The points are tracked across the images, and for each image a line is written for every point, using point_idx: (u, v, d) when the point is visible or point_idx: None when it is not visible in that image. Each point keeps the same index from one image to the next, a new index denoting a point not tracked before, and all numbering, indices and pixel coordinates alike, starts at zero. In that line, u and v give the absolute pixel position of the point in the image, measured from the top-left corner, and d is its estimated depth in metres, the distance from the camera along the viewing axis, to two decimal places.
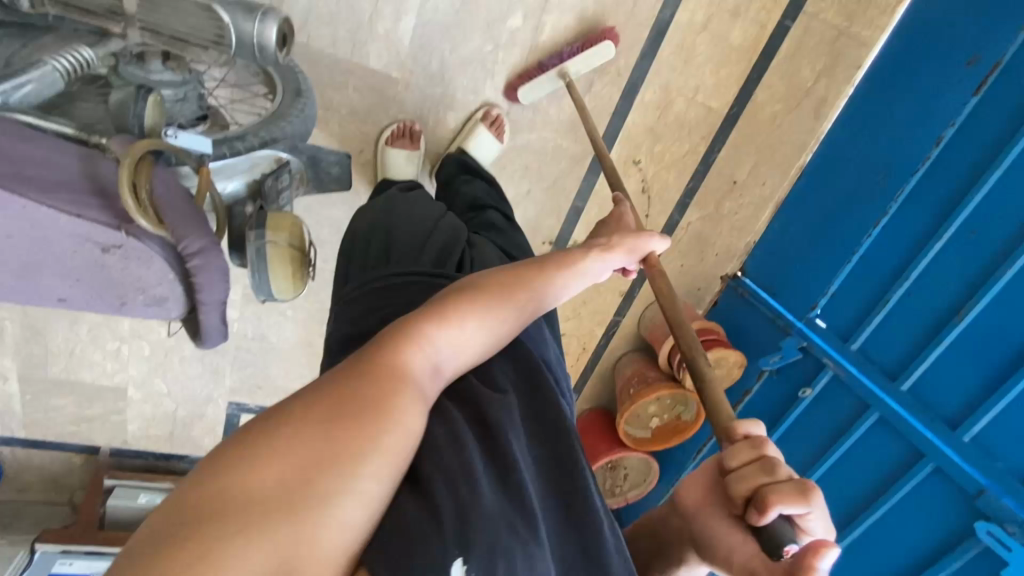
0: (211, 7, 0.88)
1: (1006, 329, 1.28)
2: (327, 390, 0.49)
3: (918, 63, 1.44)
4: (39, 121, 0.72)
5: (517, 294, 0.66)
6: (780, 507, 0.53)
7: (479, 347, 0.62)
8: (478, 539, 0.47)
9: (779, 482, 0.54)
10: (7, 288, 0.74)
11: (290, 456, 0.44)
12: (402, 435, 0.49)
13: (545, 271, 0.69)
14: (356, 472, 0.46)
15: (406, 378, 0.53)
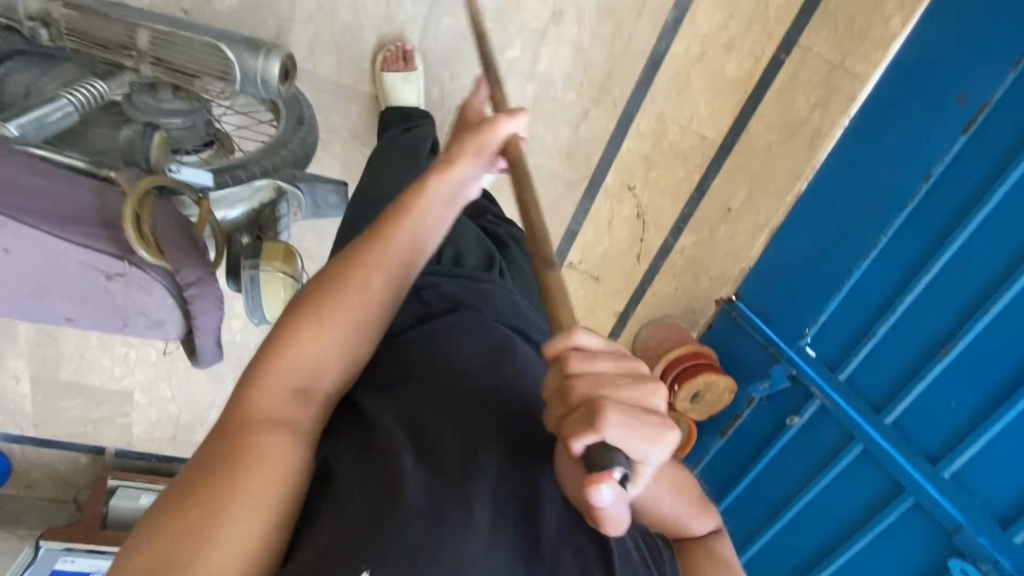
0: (217, 45, 0.95)
1: (990, 367, 1.30)
2: (198, 455, 0.51)
3: (910, 100, 1.46)
4: (52, 156, 0.77)
5: (353, 286, 0.59)
6: (578, 439, 0.44)
7: (331, 355, 0.58)
8: (390, 546, 0.48)
9: (576, 414, 0.45)
10: (20, 308, 0.79)
11: (162, 532, 0.46)
12: (272, 467, 0.50)
13: (391, 245, 0.61)
14: (227, 520, 0.47)
15: (264, 419, 0.52)
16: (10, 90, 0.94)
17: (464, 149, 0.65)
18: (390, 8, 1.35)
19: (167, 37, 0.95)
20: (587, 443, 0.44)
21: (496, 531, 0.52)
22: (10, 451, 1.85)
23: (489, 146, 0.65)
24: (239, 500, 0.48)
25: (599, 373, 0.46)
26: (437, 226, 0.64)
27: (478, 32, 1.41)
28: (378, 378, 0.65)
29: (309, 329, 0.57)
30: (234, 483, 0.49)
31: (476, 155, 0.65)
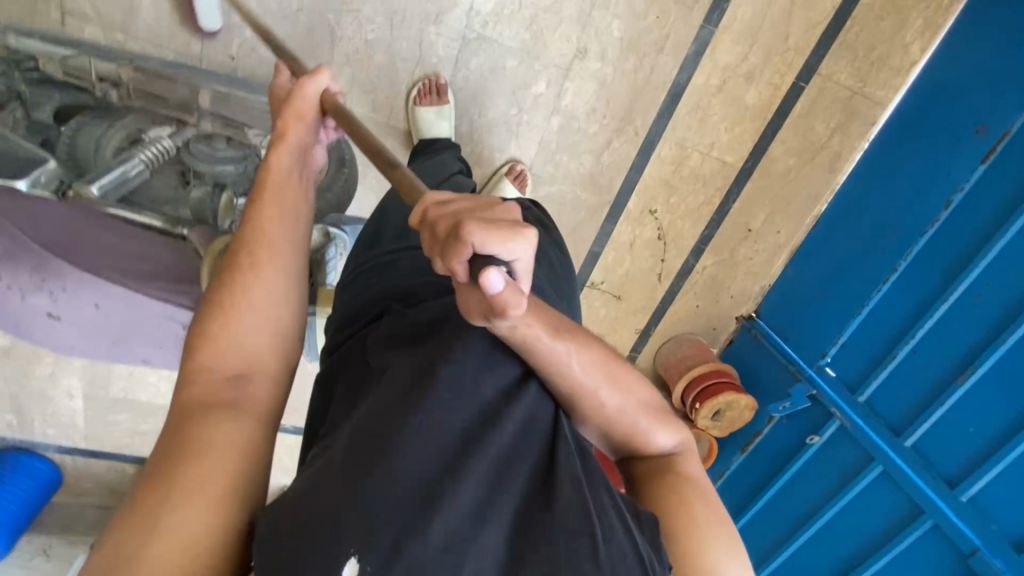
0: (273, 104, 1.09)
1: (1008, 398, 1.32)
2: (154, 456, 0.57)
3: (929, 125, 1.48)
4: (134, 216, 0.87)
5: (260, 266, 0.69)
6: (459, 258, 0.49)
7: (260, 331, 0.66)
8: (378, 528, 0.51)
9: (449, 248, 0.49)
10: (105, 351, 0.87)
11: (117, 527, 0.51)
12: (218, 450, 0.56)
13: (265, 224, 0.71)
14: (168, 501, 0.52)
15: (218, 407, 0.60)
16: (80, 147, 0.99)
17: (287, 120, 0.75)
18: (423, 49, 1.42)
19: (225, 96, 1.09)
20: (466, 258, 0.49)
21: (478, 518, 0.54)
22: (64, 461, 1.96)
23: (306, 110, 0.75)
24: (197, 481, 0.53)
25: (459, 209, 0.52)
26: (297, 199, 0.75)
27: (505, 69, 1.47)
28: (396, 345, 0.68)
29: (219, 321, 0.65)
30: (190, 469, 0.54)
31: (301, 117, 0.75)
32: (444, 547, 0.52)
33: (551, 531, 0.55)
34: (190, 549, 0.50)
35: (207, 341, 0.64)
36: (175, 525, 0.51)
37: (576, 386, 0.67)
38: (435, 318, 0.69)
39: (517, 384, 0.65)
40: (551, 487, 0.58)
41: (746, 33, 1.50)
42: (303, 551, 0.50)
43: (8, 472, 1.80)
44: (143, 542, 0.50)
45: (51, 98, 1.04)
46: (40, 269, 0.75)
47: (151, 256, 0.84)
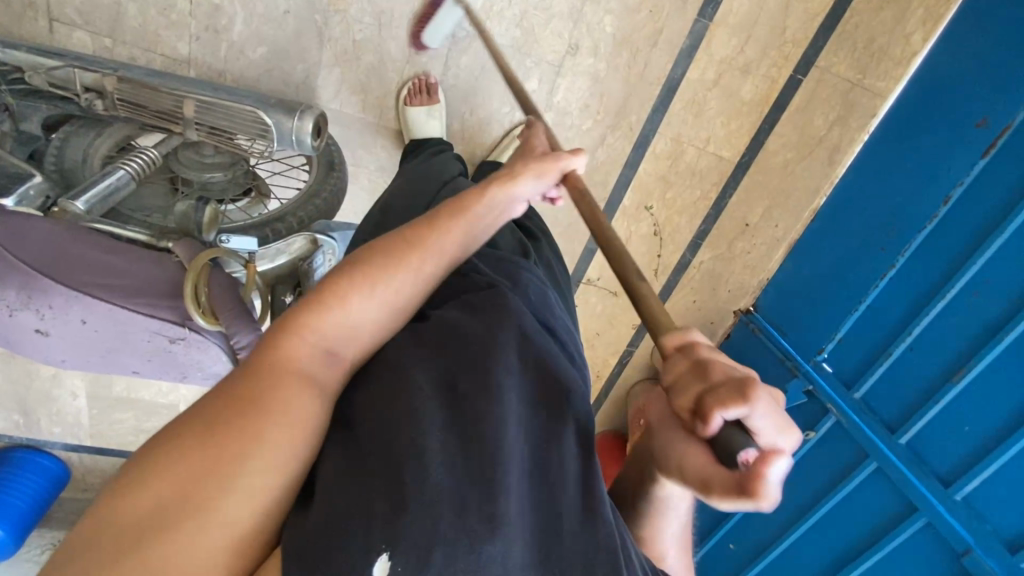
0: (258, 112, 1.05)
1: (1002, 400, 1.32)
2: (236, 390, 0.53)
3: (930, 116, 1.45)
4: (118, 231, 0.89)
5: (411, 259, 0.66)
6: (724, 411, 0.45)
7: (368, 323, 0.63)
8: (408, 533, 0.49)
9: (716, 388, 0.46)
10: (95, 362, 0.88)
11: (185, 464, 0.48)
12: (303, 414, 0.55)
13: (449, 233, 0.69)
14: (251, 455, 0.49)
15: (295, 373, 0.56)
16: (68, 157, 1.00)
17: (525, 169, 0.77)
18: (412, 49, 1.41)
19: (211, 106, 1.05)
20: (729, 417, 0.45)
21: (509, 533, 0.54)
22: (71, 458, 2.00)
23: (552, 172, 0.78)
24: (280, 444, 0.51)
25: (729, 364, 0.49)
26: (489, 220, 0.73)
27: (496, 67, 1.46)
28: (412, 344, 0.66)
29: (358, 293, 0.63)
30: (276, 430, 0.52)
31: (539, 174, 0.78)
32: (472, 557, 0.51)
33: (580, 553, 0.58)
34: (251, 513, 0.49)
35: (315, 307, 0.60)
36: (248, 484, 0.49)
37: (656, 519, 0.67)
38: (459, 330, 0.68)
39: (542, 399, 0.66)
40: (588, 512, 0.60)
41: (741, 25, 1.47)
42: (322, 551, 0.47)
43: (14, 470, 1.84)
44: (211, 497, 0.47)
45: (36, 109, 1.04)
46: (25, 288, 0.75)
47: (136, 271, 0.83)
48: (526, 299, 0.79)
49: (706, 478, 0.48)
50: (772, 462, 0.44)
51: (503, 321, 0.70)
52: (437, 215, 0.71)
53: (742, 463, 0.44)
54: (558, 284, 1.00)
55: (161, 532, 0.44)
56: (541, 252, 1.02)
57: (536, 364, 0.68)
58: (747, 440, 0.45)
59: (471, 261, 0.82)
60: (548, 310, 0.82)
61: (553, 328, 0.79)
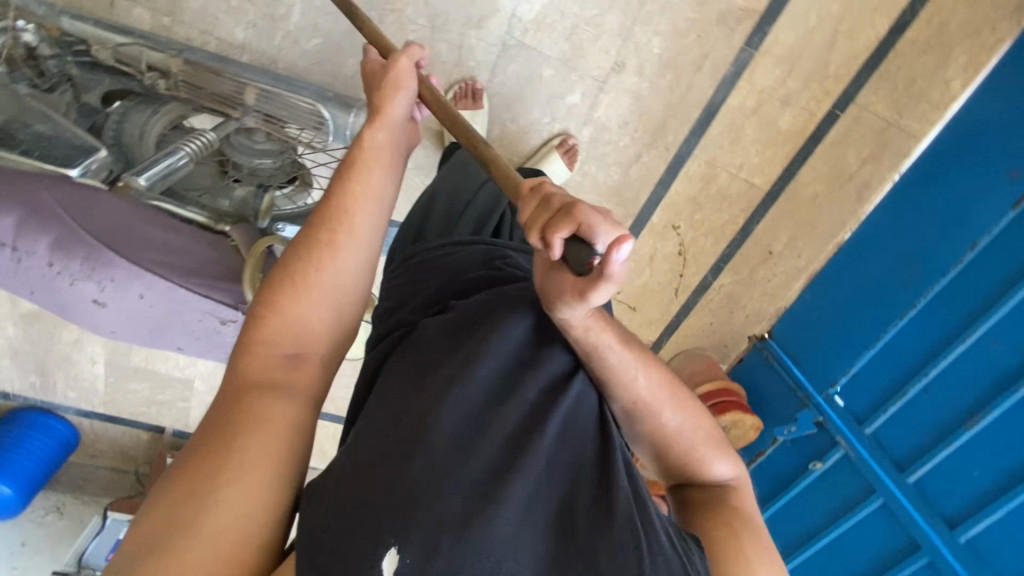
0: (317, 105, 1.09)
1: (1012, 450, 1.35)
2: (217, 411, 0.55)
3: (959, 162, 1.47)
4: (177, 211, 0.90)
5: (324, 242, 0.62)
6: (561, 232, 0.52)
7: (323, 317, 0.61)
8: (418, 523, 0.49)
9: (554, 218, 0.53)
10: (142, 336, 0.90)
11: (167, 493, 0.50)
12: (286, 408, 0.56)
13: (352, 196, 0.64)
14: (225, 472, 0.50)
15: (277, 383, 0.57)
16: (126, 132, 1.02)
17: (384, 97, 0.69)
18: (463, 53, 1.44)
19: (272, 94, 1.09)
20: (566, 235, 0.52)
21: (520, 522, 0.53)
22: (83, 423, 2.02)
23: (402, 81, 0.70)
24: (258, 450, 0.52)
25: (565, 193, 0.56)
26: (386, 169, 0.67)
27: (543, 78, 1.49)
28: (443, 334, 0.67)
29: (287, 293, 0.60)
30: (247, 441, 0.52)
31: (398, 92, 0.70)
32: (483, 544, 0.50)
33: (601, 540, 0.54)
34: (240, 527, 0.49)
35: (272, 320, 0.59)
36: (232, 498, 0.49)
37: (639, 401, 0.67)
38: (482, 313, 0.67)
39: (561, 384, 0.64)
40: (602, 496, 0.58)
41: (786, 57, 1.49)
42: (333, 550, 0.49)
43: (26, 431, 1.86)
44: (193, 518, 0.48)
45: (99, 82, 1.07)
46: (89, 259, 0.78)
47: (193, 251, 0.87)
48: None
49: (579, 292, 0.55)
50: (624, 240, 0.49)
51: (525, 299, 0.69)
52: (331, 188, 0.65)
53: (590, 269, 0.53)
54: None
55: (152, 552, 0.46)
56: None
57: (563, 352, 0.67)
58: (587, 249, 0.52)
59: (508, 254, 0.84)
60: None
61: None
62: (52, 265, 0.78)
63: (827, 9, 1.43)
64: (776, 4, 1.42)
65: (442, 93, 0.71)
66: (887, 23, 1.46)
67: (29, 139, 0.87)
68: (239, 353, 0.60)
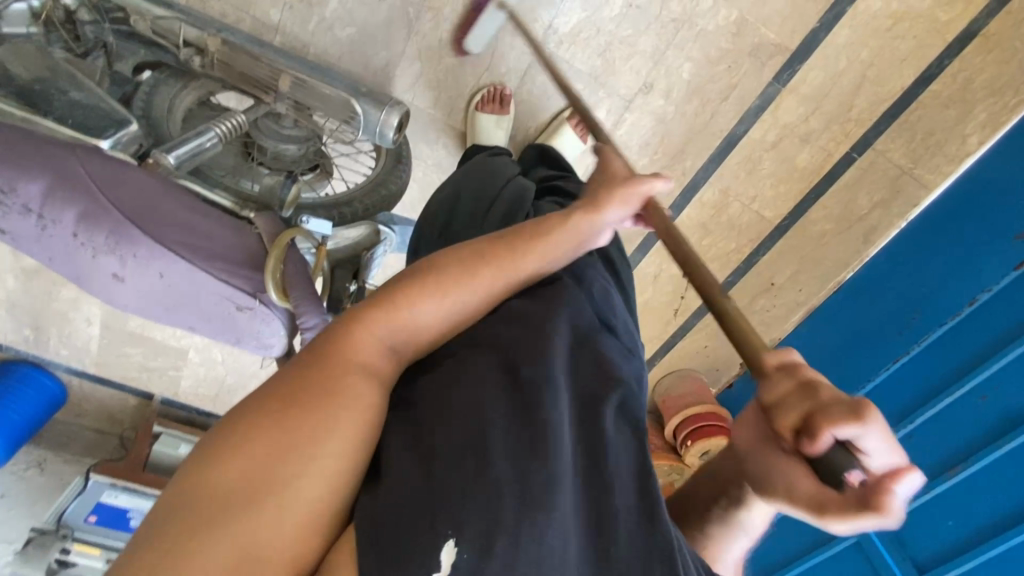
0: (351, 100, 1.09)
1: (991, 502, 1.45)
2: (312, 373, 0.55)
3: (969, 220, 1.50)
4: (205, 193, 0.94)
5: (475, 273, 0.65)
6: (836, 429, 0.39)
7: (433, 325, 0.63)
8: (472, 516, 0.50)
9: (830, 405, 0.40)
10: (155, 313, 0.90)
11: (252, 450, 0.49)
12: (367, 393, 0.56)
13: (523, 255, 0.67)
14: (316, 444, 0.51)
15: (361, 362, 0.57)
16: (155, 104, 1.02)
17: (610, 197, 0.69)
18: (495, 58, 1.44)
19: (305, 84, 1.10)
20: (842, 437, 0.39)
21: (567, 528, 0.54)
22: (70, 382, 2.01)
23: (634, 197, 0.69)
24: (343, 427, 0.53)
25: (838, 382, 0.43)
26: (567, 246, 0.69)
27: (570, 91, 1.50)
28: (476, 340, 0.66)
29: (421, 296, 0.62)
30: (340, 416, 0.53)
31: (621, 202, 0.70)
32: (533, 546, 0.51)
33: (638, 551, 0.56)
34: (319, 498, 0.50)
35: (387, 313, 0.60)
36: (316, 471, 0.50)
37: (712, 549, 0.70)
38: (533, 321, 0.67)
39: (592, 386, 0.66)
40: (645, 514, 0.59)
41: (811, 96, 1.51)
42: (394, 535, 0.49)
43: (16, 384, 1.83)
44: (280, 483, 0.48)
45: (132, 52, 1.07)
46: (115, 234, 0.79)
47: (217, 236, 0.87)
48: (591, 303, 0.78)
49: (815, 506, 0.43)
50: (910, 474, 0.40)
51: (566, 310, 0.71)
52: (511, 239, 0.68)
53: (848, 488, 0.41)
54: (624, 292, 0.96)
55: (242, 506, 0.47)
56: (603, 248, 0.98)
57: (593, 355, 0.69)
58: (852, 463, 0.40)
59: None
60: (607, 307, 0.80)
61: (612, 326, 0.78)
62: (76, 235, 0.79)
63: (857, 54, 1.45)
64: (809, 43, 1.44)
65: (671, 216, 0.68)
66: (915, 73, 1.46)
67: (64, 106, 0.88)
68: (328, 332, 0.59)
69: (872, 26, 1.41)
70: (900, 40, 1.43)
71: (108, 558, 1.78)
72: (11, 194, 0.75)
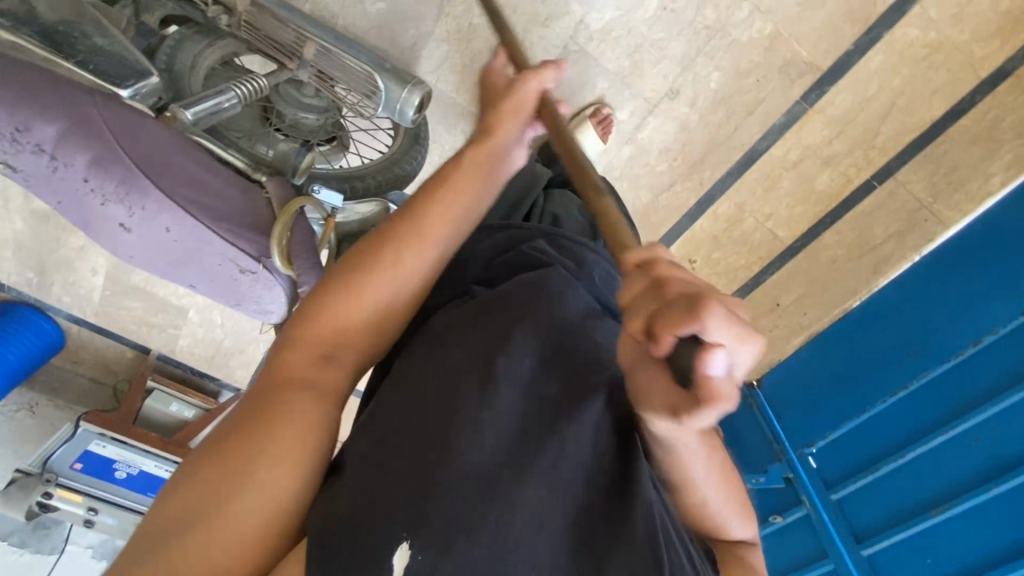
0: (373, 76, 1.08)
1: (981, 539, 1.43)
2: (255, 398, 0.58)
3: (993, 257, 1.44)
4: (218, 152, 0.93)
5: (380, 258, 0.63)
6: (676, 328, 0.39)
7: (358, 320, 0.62)
8: (431, 522, 0.51)
9: (671, 304, 0.40)
10: (158, 266, 0.90)
11: (202, 474, 0.53)
12: (306, 406, 0.58)
13: (431, 217, 0.65)
14: (254, 461, 0.53)
15: (296, 378, 0.59)
16: (178, 59, 1.01)
17: (501, 116, 0.71)
18: (523, 47, 1.43)
19: (330, 53, 1.09)
20: (683, 335, 0.39)
21: (534, 524, 0.55)
22: (70, 329, 2.02)
23: (523, 104, 0.71)
24: (288, 443, 0.55)
25: (691, 278, 0.43)
26: (475, 186, 0.67)
27: (595, 88, 1.48)
28: (465, 319, 0.68)
29: (338, 299, 0.62)
30: (282, 430, 0.55)
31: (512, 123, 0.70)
32: (497, 546, 0.53)
33: (614, 553, 0.57)
34: (264, 512, 0.53)
35: (312, 326, 0.61)
36: (259, 487, 0.53)
37: (720, 521, 0.67)
38: (510, 310, 0.68)
39: (579, 379, 0.65)
40: (616, 513, 0.59)
41: (838, 119, 1.49)
42: (357, 536, 0.51)
43: (14, 324, 1.84)
44: (224, 501, 0.51)
45: (162, 5, 1.07)
46: (126, 183, 0.79)
47: (226, 195, 0.86)
48: (591, 283, 0.82)
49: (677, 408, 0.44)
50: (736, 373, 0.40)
51: (552, 299, 0.72)
52: (413, 205, 0.65)
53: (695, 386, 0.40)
54: None
55: (189, 527, 0.50)
56: None
57: (589, 341, 0.70)
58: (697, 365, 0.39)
59: (534, 239, 0.83)
60: (609, 293, 0.84)
61: (614, 311, 0.83)
62: (87, 181, 0.78)
63: (888, 81, 1.43)
64: (842, 64, 1.42)
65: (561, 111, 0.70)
66: (944, 106, 1.44)
67: (85, 49, 0.86)
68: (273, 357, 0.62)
69: (907, 54, 1.39)
70: (933, 71, 1.40)
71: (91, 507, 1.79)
72: (25, 133, 0.75)
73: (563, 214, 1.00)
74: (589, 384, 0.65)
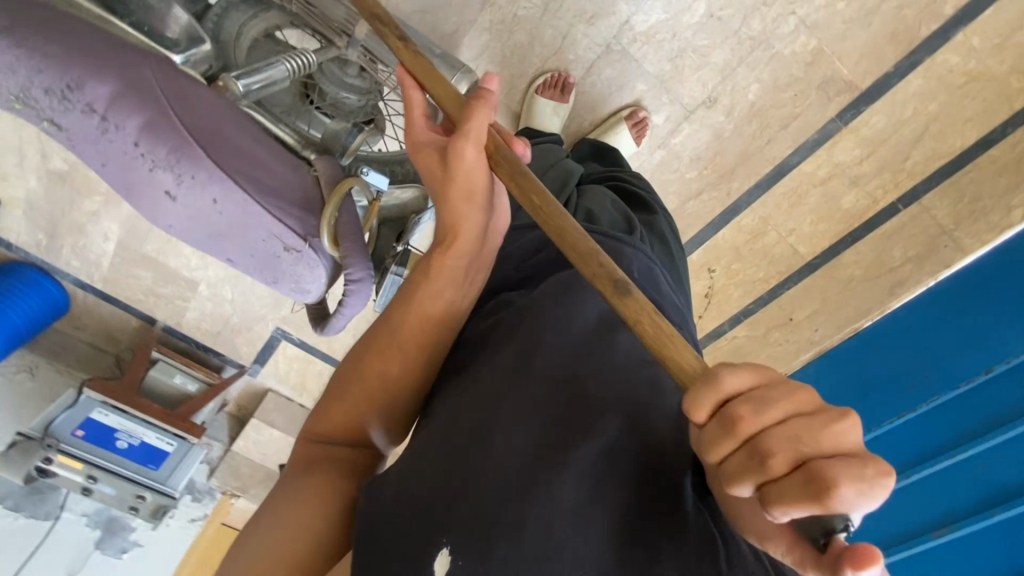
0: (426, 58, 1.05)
1: (986, 562, 1.50)
2: (287, 477, 0.67)
3: (1013, 283, 1.44)
4: (268, 126, 0.94)
5: (376, 348, 0.68)
6: (791, 511, 0.40)
7: (363, 403, 0.68)
8: (466, 530, 0.53)
9: (785, 484, 0.40)
10: (199, 239, 0.89)
11: (245, 544, 0.63)
12: (323, 479, 0.65)
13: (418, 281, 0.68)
14: (284, 529, 0.63)
15: (315, 457, 0.67)
16: (225, 29, 0.99)
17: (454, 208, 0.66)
18: (566, 43, 1.43)
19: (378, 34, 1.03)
20: (797, 516, 0.40)
21: (577, 520, 0.55)
22: (76, 293, 1.98)
23: (474, 184, 0.65)
24: (310, 510, 0.63)
25: (787, 424, 0.41)
26: (472, 250, 0.68)
27: (633, 90, 1.48)
28: (504, 329, 0.71)
29: (344, 386, 0.69)
30: (305, 500, 0.64)
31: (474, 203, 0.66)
32: (540, 544, 0.53)
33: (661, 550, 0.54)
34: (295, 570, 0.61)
35: (326, 412, 0.69)
36: (287, 551, 0.62)
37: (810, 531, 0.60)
38: (544, 317, 0.70)
39: (617, 375, 0.66)
40: (659, 510, 0.57)
41: (871, 139, 1.49)
42: (397, 545, 0.55)
43: (19, 285, 1.80)
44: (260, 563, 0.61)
45: None
46: (178, 150, 0.77)
47: (277, 170, 0.86)
48: (633, 274, 0.81)
49: (794, 552, 0.44)
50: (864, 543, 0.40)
51: (587, 298, 0.73)
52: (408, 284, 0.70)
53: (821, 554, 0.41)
54: (673, 264, 1.01)
55: None
56: (654, 226, 1.04)
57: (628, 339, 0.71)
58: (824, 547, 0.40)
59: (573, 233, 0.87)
60: (652, 287, 0.82)
61: (660, 303, 0.80)
62: (138, 146, 0.76)
63: (925, 105, 1.44)
64: (880, 85, 1.42)
65: (514, 159, 0.64)
66: (977, 135, 1.44)
67: (137, 8, 0.86)
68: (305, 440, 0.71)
69: (945, 80, 1.40)
70: (969, 99, 1.41)
71: (90, 474, 1.75)
72: (77, 90, 0.73)
73: (597, 208, 0.97)
74: (624, 388, 0.65)
